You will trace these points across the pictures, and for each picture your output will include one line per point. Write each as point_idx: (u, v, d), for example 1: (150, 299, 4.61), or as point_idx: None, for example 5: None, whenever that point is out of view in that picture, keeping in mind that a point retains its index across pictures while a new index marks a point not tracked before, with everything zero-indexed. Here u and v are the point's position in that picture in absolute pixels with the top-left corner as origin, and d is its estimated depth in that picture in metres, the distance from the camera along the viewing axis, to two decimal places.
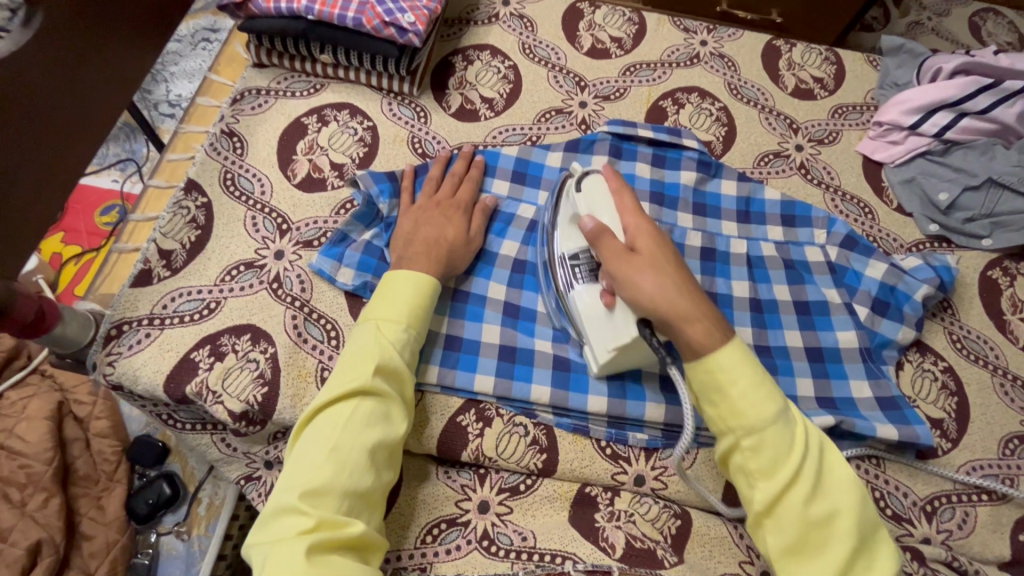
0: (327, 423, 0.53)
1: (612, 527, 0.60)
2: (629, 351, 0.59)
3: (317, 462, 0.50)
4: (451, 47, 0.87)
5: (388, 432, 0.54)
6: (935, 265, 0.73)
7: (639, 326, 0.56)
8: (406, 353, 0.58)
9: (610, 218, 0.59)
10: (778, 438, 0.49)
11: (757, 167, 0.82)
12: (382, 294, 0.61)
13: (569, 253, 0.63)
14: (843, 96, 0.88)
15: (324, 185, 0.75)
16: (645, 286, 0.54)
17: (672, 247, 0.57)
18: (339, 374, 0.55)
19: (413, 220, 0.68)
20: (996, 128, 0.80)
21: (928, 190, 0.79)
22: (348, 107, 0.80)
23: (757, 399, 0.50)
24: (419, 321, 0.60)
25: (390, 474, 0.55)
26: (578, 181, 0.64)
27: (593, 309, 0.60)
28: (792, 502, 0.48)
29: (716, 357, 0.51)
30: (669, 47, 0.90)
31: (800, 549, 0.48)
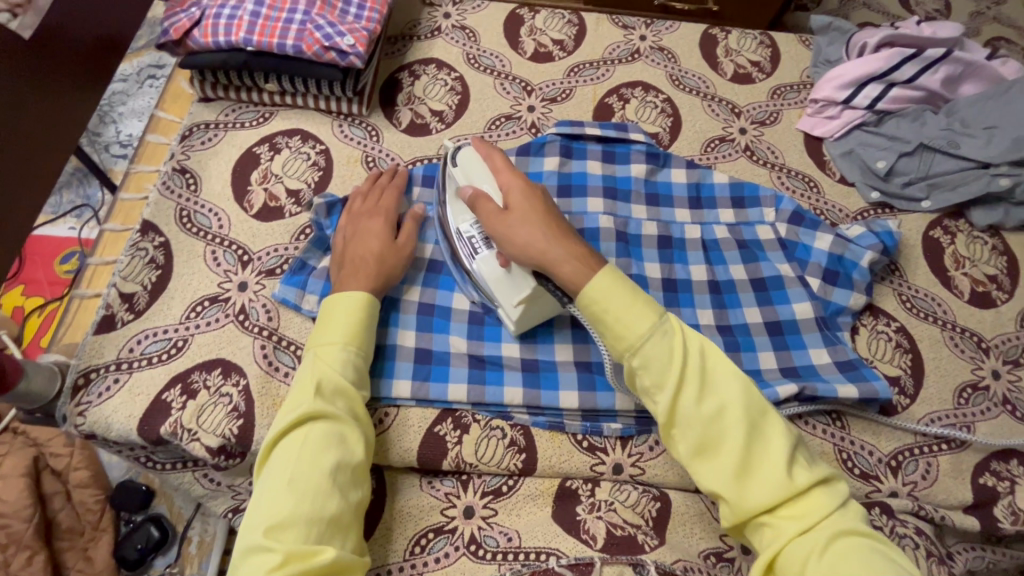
0: (280, 458, 0.54)
1: (593, 518, 0.62)
2: (534, 303, 0.63)
3: (276, 495, 0.51)
4: (396, 64, 0.89)
5: (345, 454, 0.55)
6: (880, 232, 0.76)
7: (535, 279, 0.60)
8: (349, 371, 0.60)
9: (487, 182, 0.63)
10: (660, 347, 0.53)
11: (704, 153, 0.85)
12: (318, 322, 0.62)
13: (461, 228, 0.66)
14: (780, 77, 0.92)
15: (281, 213, 0.75)
16: (520, 239, 0.58)
17: (542, 198, 0.61)
18: (285, 407, 0.57)
19: (345, 236, 0.69)
20: (923, 95, 0.83)
21: (867, 159, 0.82)
22: (299, 133, 0.81)
23: (635, 317, 0.54)
24: (358, 339, 0.61)
25: (357, 492, 0.56)
26: (453, 157, 0.67)
27: (493, 273, 0.63)
28: (686, 408, 0.51)
29: (593, 290, 0.55)
30: (610, 45, 0.93)
31: (706, 448, 0.51)
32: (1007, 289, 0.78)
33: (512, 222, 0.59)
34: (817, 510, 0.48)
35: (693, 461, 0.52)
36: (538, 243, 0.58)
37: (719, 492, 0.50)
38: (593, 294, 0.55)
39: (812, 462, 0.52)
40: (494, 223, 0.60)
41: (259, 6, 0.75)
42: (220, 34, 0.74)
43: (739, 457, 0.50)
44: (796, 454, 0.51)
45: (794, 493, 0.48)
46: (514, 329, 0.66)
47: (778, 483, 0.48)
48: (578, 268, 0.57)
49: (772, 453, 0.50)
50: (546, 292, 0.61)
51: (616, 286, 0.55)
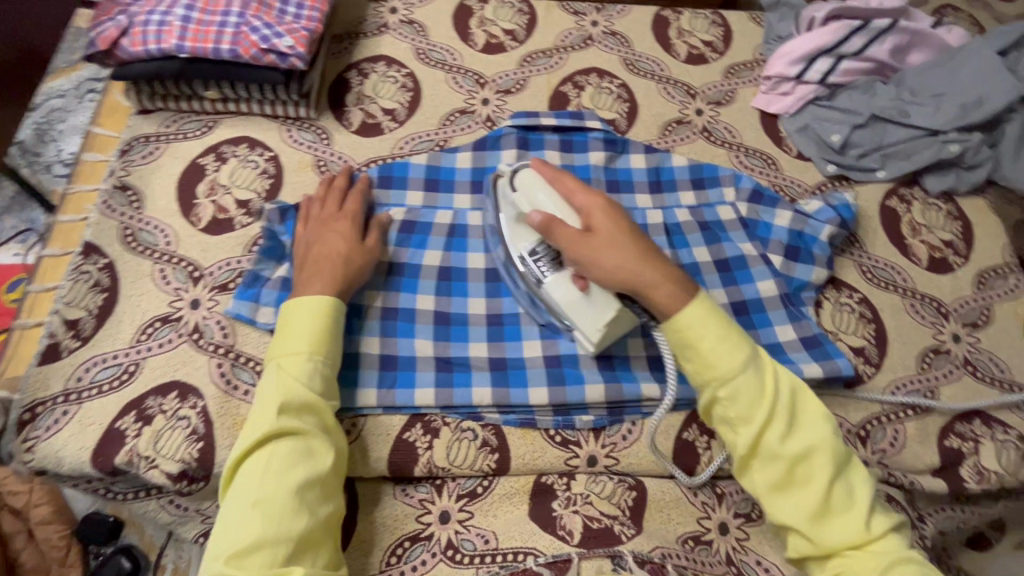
0: (244, 480, 0.52)
1: (569, 513, 0.62)
2: (618, 325, 0.61)
3: (242, 517, 0.50)
4: (343, 63, 0.86)
5: (314, 468, 0.54)
6: (838, 205, 0.77)
7: (617, 300, 0.59)
8: (316, 381, 0.57)
9: (553, 205, 0.61)
10: (751, 382, 0.56)
11: (662, 137, 0.84)
12: (280, 330, 0.60)
13: (528, 250, 0.66)
14: (734, 56, 0.92)
15: (231, 225, 0.73)
16: (608, 263, 0.58)
17: (623, 216, 0.60)
18: (249, 424, 0.55)
19: (304, 242, 0.66)
20: (873, 66, 0.84)
21: (821, 133, 0.82)
22: (246, 141, 0.78)
23: (727, 352, 0.56)
24: (324, 345, 0.59)
25: (328, 506, 0.54)
26: (512, 182, 0.66)
27: (569, 295, 0.62)
28: (770, 443, 0.55)
29: (682, 317, 0.57)
30: (562, 32, 0.91)
31: (787, 484, 0.55)
32: (963, 253, 0.79)
33: (596, 245, 0.58)
34: (887, 559, 0.51)
35: (770, 494, 0.55)
36: (630, 266, 0.58)
37: (793, 526, 0.54)
38: (680, 324, 0.57)
39: (887, 510, 0.56)
40: (578, 249, 0.59)
41: (189, 10, 0.72)
42: (150, 41, 0.71)
43: (823, 495, 0.53)
44: (875, 503, 0.55)
45: (869, 541, 0.52)
46: (593, 350, 0.63)
47: (858, 529, 0.52)
48: (670, 291, 0.57)
49: (857, 499, 0.54)
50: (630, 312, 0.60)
51: (705, 317, 0.57)
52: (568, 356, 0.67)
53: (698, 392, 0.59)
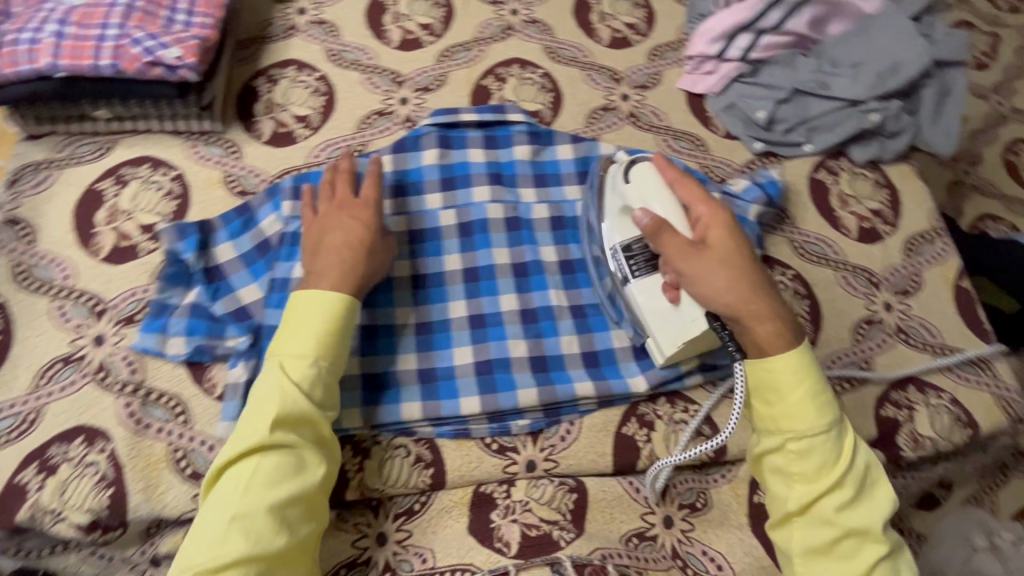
0: (228, 487, 0.51)
1: (507, 522, 0.60)
2: (697, 341, 0.61)
3: (218, 530, 0.49)
4: (250, 71, 0.81)
5: (300, 483, 0.52)
6: (765, 184, 0.77)
7: (707, 320, 0.59)
8: (316, 389, 0.55)
9: (665, 210, 0.61)
10: (824, 448, 0.54)
11: (589, 126, 0.82)
12: (281, 330, 0.57)
13: (623, 245, 0.65)
14: (658, 37, 0.90)
15: (136, 252, 0.68)
16: (719, 281, 0.57)
17: (740, 236, 0.59)
18: (241, 427, 0.53)
19: (321, 226, 0.63)
20: (793, 40, 0.83)
21: (747, 111, 0.81)
22: (148, 160, 0.73)
23: (806, 410, 0.55)
24: (328, 351, 0.57)
25: (310, 524, 0.52)
26: (626, 173, 0.65)
27: (657, 302, 0.62)
28: (828, 507, 0.54)
29: (779, 359, 0.56)
30: (481, 23, 0.88)
31: (831, 551, 0.53)
32: (891, 221, 0.79)
33: (708, 261, 0.58)
34: None
35: (806, 557, 0.54)
36: (740, 289, 0.57)
37: None
38: (768, 366, 0.56)
39: None
40: (685, 258, 0.58)
41: (63, 25, 0.67)
42: (23, 62, 0.66)
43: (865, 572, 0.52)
44: None
45: None
46: (661, 362, 0.64)
47: None
48: (773, 324, 0.57)
49: None
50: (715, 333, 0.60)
51: (793, 365, 0.56)
52: (500, 362, 0.65)
53: (763, 437, 0.58)
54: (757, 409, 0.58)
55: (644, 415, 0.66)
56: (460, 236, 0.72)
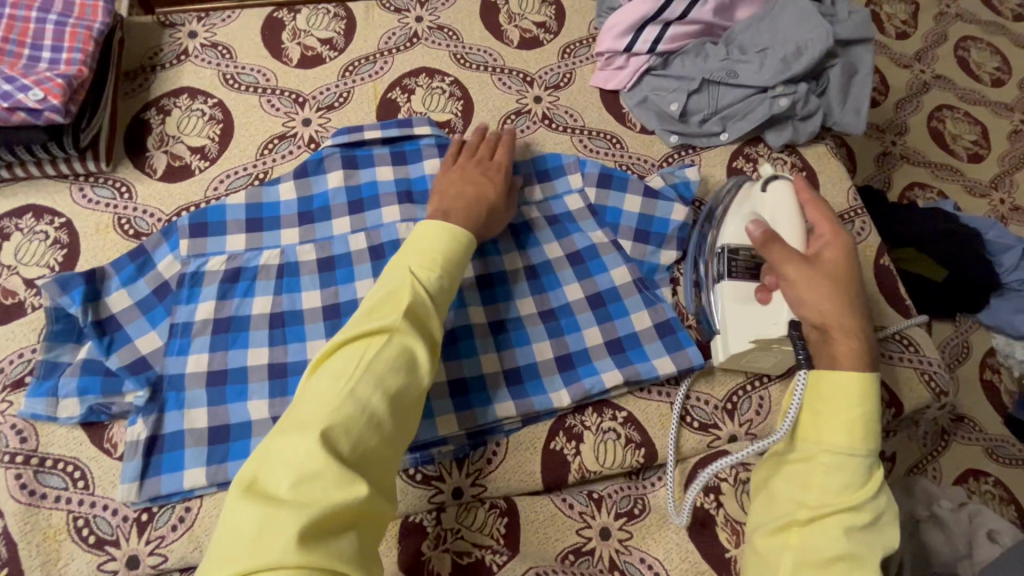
0: (347, 363, 0.50)
1: (438, 553, 0.59)
2: (770, 347, 0.62)
3: (335, 400, 0.48)
4: (140, 102, 0.77)
5: (414, 382, 0.52)
6: (681, 183, 0.75)
7: (787, 327, 0.60)
8: (438, 301, 0.57)
9: (786, 225, 0.62)
10: (853, 471, 0.54)
11: (502, 132, 0.80)
12: (420, 235, 0.60)
13: (729, 247, 0.66)
14: (568, 34, 0.88)
15: (22, 310, 0.64)
16: (817, 297, 0.58)
17: (854, 263, 0.60)
18: (365, 315, 0.53)
19: (450, 179, 0.68)
20: (701, 28, 0.82)
21: (660, 104, 0.80)
22: (30, 209, 0.69)
23: (847, 430, 0.55)
24: (452, 270, 0.59)
25: (409, 429, 0.52)
26: (763, 184, 0.67)
27: (745, 301, 0.64)
28: (836, 524, 0.53)
29: (847, 380, 0.57)
30: (385, 33, 0.85)
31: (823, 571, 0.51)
32: None
33: (818, 276, 0.59)
34: None
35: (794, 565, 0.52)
36: (837, 305, 0.58)
37: None
38: (832, 378, 0.57)
39: None
40: (795, 264, 0.59)
41: None
42: None
43: None
44: None
45: None
46: (723, 360, 0.66)
47: None
48: (861, 344, 0.58)
49: None
50: (789, 344, 0.61)
51: (856, 390, 0.56)
52: None
53: (796, 448, 0.58)
54: (803, 419, 0.58)
55: (571, 428, 0.65)
56: (372, 259, 0.69)
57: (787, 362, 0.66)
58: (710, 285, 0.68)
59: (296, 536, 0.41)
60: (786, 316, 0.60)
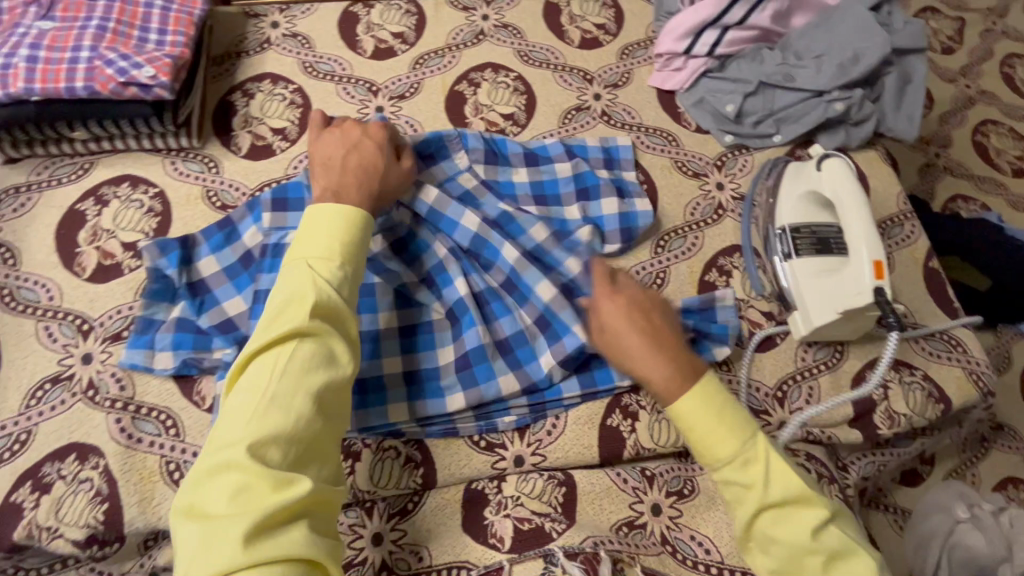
0: (261, 372, 0.50)
1: (500, 518, 0.62)
2: (855, 315, 0.66)
3: (253, 412, 0.47)
4: (226, 86, 0.82)
5: (335, 371, 0.52)
6: (575, 146, 0.80)
7: (874, 294, 0.64)
8: (345, 289, 0.55)
9: (854, 195, 0.67)
10: (739, 477, 0.53)
11: (562, 126, 0.84)
12: (313, 228, 0.57)
13: (792, 226, 0.71)
14: (627, 36, 0.92)
15: (119, 270, 0.69)
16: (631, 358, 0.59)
17: (633, 315, 0.60)
18: (268, 322, 0.52)
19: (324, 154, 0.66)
20: (758, 34, 0.85)
21: (716, 105, 0.83)
22: (128, 179, 0.74)
23: (714, 444, 0.54)
24: (353, 255, 0.57)
25: (337, 417, 0.52)
26: (818, 163, 0.73)
27: (820, 274, 0.68)
28: (762, 527, 0.53)
29: (680, 405, 0.56)
30: (453, 29, 0.89)
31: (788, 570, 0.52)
32: None
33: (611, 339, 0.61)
34: None
35: None
36: (649, 360, 0.58)
37: None
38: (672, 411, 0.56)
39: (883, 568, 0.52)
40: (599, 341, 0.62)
41: (35, 49, 0.68)
42: None
43: None
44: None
45: None
46: (808, 332, 0.69)
47: None
48: (671, 371, 0.57)
49: None
50: (876, 310, 0.65)
51: (690, 408, 0.55)
52: (478, 356, 0.66)
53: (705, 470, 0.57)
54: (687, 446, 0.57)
55: (628, 406, 0.68)
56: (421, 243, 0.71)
57: (863, 329, 0.69)
58: (776, 263, 0.72)
59: (244, 552, 0.42)
60: (870, 283, 0.64)
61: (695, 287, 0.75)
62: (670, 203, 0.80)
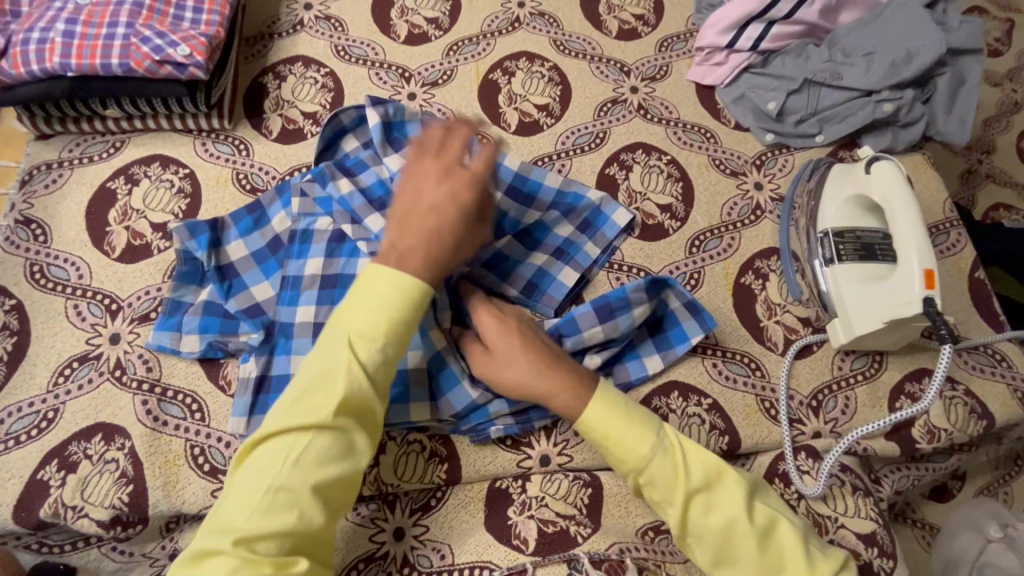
0: (276, 455, 0.49)
1: (524, 519, 0.60)
2: (901, 324, 0.64)
3: (259, 498, 0.48)
4: (258, 67, 0.81)
5: (349, 464, 0.52)
6: (571, 195, 0.73)
7: (923, 305, 0.61)
8: (379, 377, 0.53)
9: (904, 199, 0.65)
10: (663, 468, 0.53)
11: (597, 118, 0.82)
12: (359, 296, 0.54)
13: (835, 231, 0.69)
14: (666, 29, 0.89)
15: (148, 251, 0.69)
16: (511, 377, 0.60)
17: (519, 334, 0.61)
18: (295, 400, 0.51)
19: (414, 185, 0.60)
20: (804, 29, 0.82)
21: (758, 102, 0.81)
22: (158, 159, 0.73)
23: (634, 444, 0.54)
24: (400, 340, 0.54)
25: (344, 503, 0.52)
26: (866, 165, 0.70)
27: (864, 281, 0.66)
28: (695, 519, 0.53)
29: (589, 417, 0.56)
30: (488, 16, 0.87)
31: (724, 557, 0.52)
32: None
33: (498, 361, 0.61)
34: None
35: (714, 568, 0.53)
36: (529, 380, 0.59)
37: None
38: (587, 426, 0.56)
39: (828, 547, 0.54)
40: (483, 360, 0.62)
41: (72, 24, 0.68)
42: (32, 62, 0.67)
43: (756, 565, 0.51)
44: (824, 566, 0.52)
45: None
46: (848, 341, 0.67)
47: None
48: (564, 397, 0.57)
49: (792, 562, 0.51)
50: (925, 321, 0.62)
51: (599, 418, 0.55)
52: None
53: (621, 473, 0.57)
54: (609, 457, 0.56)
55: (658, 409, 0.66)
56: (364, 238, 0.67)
57: (906, 340, 0.67)
58: (817, 268, 0.70)
59: None
60: (918, 293, 0.61)
61: (730, 289, 0.73)
62: (706, 202, 0.77)
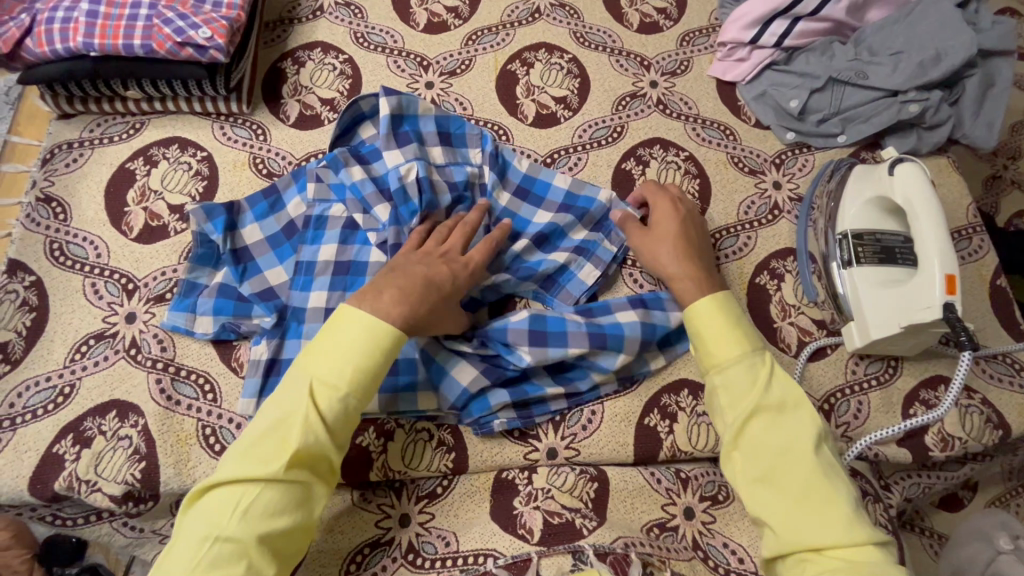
0: (225, 504, 0.49)
1: (530, 509, 0.60)
2: (919, 330, 0.63)
3: (204, 549, 0.48)
4: (278, 52, 0.81)
5: (301, 514, 0.51)
6: (582, 197, 0.72)
7: (943, 311, 0.59)
8: (338, 424, 0.54)
9: (926, 203, 0.63)
10: (744, 373, 0.57)
11: (615, 112, 0.81)
12: (325, 343, 0.55)
13: (854, 233, 0.68)
14: (688, 23, 0.88)
15: (165, 232, 0.69)
16: (657, 255, 0.66)
17: (686, 223, 0.68)
18: (250, 446, 0.51)
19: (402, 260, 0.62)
20: (830, 27, 0.80)
21: (780, 100, 0.79)
22: (176, 141, 0.74)
23: (728, 343, 0.59)
24: (362, 386, 0.55)
25: (294, 552, 0.52)
26: (890, 166, 0.68)
27: (881, 285, 0.65)
28: (752, 434, 0.55)
29: (696, 307, 0.61)
30: (509, 5, 0.86)
31: (771, 478, 0.53)
32: None
33: (647, 241, 0.67)
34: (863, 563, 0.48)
35: (751, 486, 0.54)
36: (668, 260, 0.66)
37: (766, 518, 0.52)
38: (694, 317, 0.61)
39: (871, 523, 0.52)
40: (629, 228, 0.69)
41: (96, 4, 0.68)
42: (57, 41, 0.68)
43: (800, 487, 0.52)
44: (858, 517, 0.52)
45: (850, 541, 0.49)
46: (863, 344, 0.66)
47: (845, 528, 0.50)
48: (694, 283, 0.63)
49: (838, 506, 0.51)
50: (944, 326, 0.61)
51: (708, 307, 0.61)
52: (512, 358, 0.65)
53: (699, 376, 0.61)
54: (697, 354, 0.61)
55: (667, 407, 0.66)
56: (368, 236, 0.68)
57: (924, 346, 0.66)
58: (834, 270, 0.69)
59: None
60: (939, 298, 0.60)
61: (744, 289, 0.72)
62: (723, 200, 0.76)
